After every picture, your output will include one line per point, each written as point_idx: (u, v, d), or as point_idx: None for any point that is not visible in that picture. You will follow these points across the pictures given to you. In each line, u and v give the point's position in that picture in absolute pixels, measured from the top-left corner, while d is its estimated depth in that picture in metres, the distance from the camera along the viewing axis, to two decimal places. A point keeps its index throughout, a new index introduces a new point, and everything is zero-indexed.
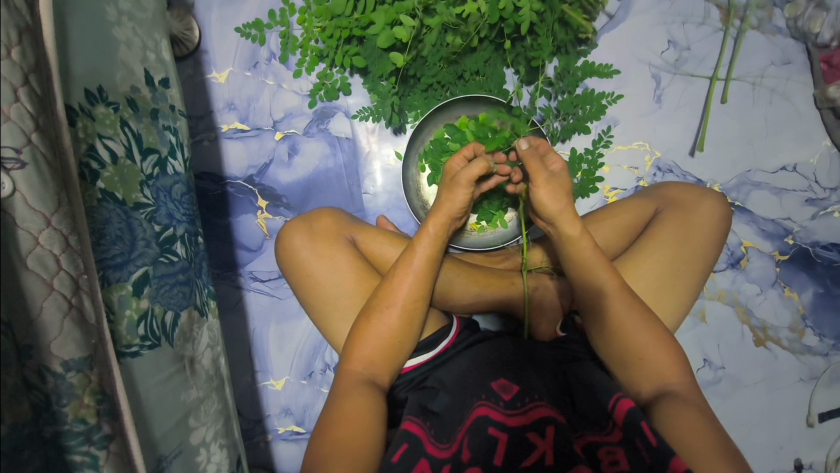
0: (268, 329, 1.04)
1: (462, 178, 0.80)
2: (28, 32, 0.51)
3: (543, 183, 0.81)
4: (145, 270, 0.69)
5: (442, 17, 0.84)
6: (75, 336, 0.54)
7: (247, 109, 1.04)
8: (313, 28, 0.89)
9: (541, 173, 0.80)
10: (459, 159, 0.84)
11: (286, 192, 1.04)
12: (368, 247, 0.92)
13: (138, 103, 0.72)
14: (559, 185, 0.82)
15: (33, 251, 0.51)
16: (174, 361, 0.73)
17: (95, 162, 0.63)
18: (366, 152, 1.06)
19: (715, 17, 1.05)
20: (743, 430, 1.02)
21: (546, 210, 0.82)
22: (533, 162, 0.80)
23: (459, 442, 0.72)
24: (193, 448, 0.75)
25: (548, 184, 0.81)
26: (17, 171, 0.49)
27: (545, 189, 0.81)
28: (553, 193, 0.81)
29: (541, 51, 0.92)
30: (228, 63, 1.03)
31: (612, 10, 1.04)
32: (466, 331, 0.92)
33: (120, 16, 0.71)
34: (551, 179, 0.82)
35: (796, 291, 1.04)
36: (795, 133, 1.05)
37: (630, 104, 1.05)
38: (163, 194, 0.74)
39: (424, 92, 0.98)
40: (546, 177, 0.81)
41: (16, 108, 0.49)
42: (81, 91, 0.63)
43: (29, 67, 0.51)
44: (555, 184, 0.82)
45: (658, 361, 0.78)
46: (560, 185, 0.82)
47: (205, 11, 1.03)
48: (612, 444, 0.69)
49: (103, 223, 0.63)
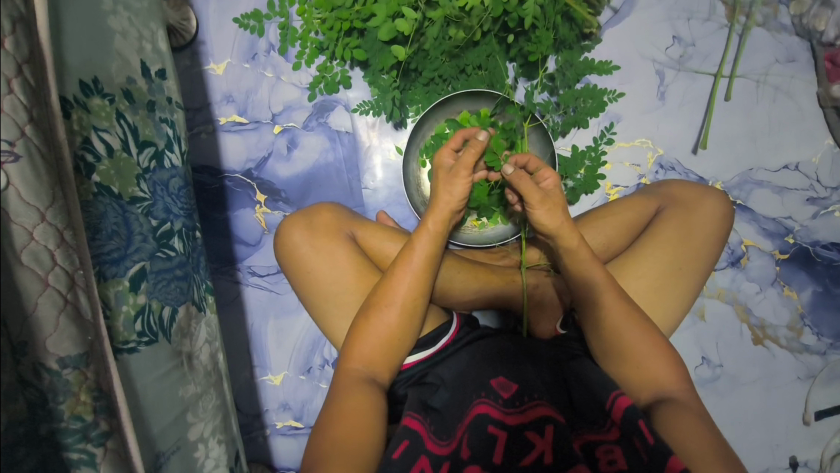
0: (267, 324, 1.04)
1: (462, 167, 0.80)
2: (22, 22, 0.50)
3: (539, 204, 0.80)
4: (142, 265, 0.68)
5: (443, 9, 0.83)
6: (71, 332, 0.53)
7: (245, 101, 1.02)
8: (313, 19, 0.88)
9: (536, 194, 0.79)
10: (447, 152, 0.84)
11: (285, 186, 1.03)
12: (367, 243, 0.92)
13: (135, 95, 0.70)
14: (557, 203, 0.81)
15: (28, 246, 0.50)
16: (172, 358, 0.72)
17: (91, 155, 0.62)
18: (366, 147, 1.04)
19: (720, 13, 1.04)
20: (740, 426, 1.03)
21: (546, 226, 0.81)
22: (525, 184, 0.79)
23: (459, 440, 0.72)
24: (192, 444, 0.75)
25: (544, 204, 0.80)
26: (11, 165, 0.48)
27: (542, 209, 0.80)
28: (551, 211, 0.80)
29: (540, 44, 0.87)
30: (226, 54, 1.01)
31: (616, 5, 1.03)
32: (465, 328, 0.91)
33: (115, 5, 0.69)
34: (546, 198, 0.81)
35: (795, 290, 1.04)
36: (797, 131, 1.05)
37: (633, 101, 1.04)
38: (160, 188, 0.73)
39: (425, 86, 0.96)
40: (541, 196, 0.80)
41: (9, 100, 0.47)
42: (75, 82, 0.62)
43: (23, 58, 0.49)
44: (550, 203, 0.80)
45: (657, 367, 0.79)
46: (556, 203, 0.81)
47: (203, 1, 1.01)
48: (610, 443, 0.69)
49: (99, 218, 0.62)
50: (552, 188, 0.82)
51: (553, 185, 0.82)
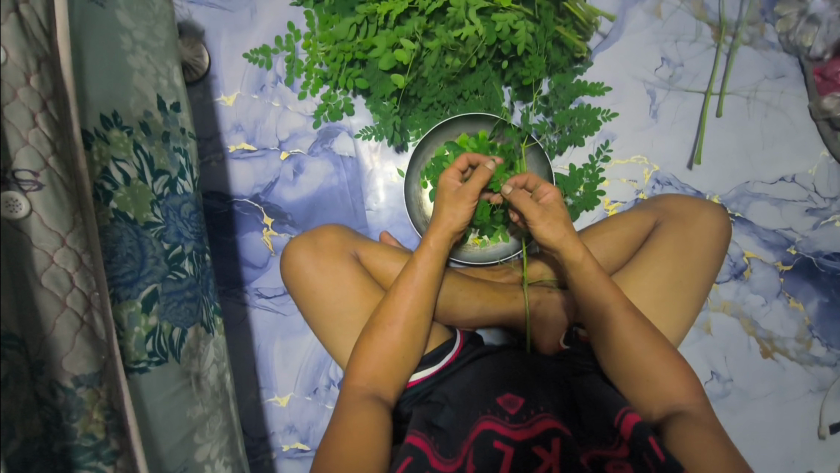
0: (273, 345, 1.05)
1: (468, 191, 0.83)
2: (46, 61, 0.53)
3: (539, 218, 0.82)
4: (154, 287, 0.70)
5: (440, 39, 0.87)
6: (86, 352, 0.55)
7: (254, 130, 1.07)
8: (317, 52, 0.94)
9: (535, 210, 0.82)
10: (453, 174, 0.86)
11: (291, 210, 1.07)
12: (371, 262, 0.94)
13: (151, 127, 0.75)
14: (558, 216, 0.83)
15: (48, 269, 0.52)
16: (180, 377, 0.74)
17: (109, 184, 0.66)
18: (369, 171, 1.08)
19: (707, 34, 1.07)
20: (754, 444, 1.01)
21: (548, 239, 0.83)
22: (524, 202, 0.82)
23: (464, 456, 0.72)
24: (198, 465, 0.76)
25: (544, 219, 0.82)
26: (34, 192, 0.51)
27: (543, 224, 0.82)
28: (553, 225, 0.82)
29: (532, 69, 0.92)
30: (236, 87, 1.07)
31: (605, 30, 1.07)
32: (469, 345, 0.92)
33: (134, 45, 0.74)
34: (545, 212, 0.83)
35: (801, 302, 1.04)
36: (791, 144, 1.07)
37: (627, 119, 1.07)
38: (173, 212, 0.76)
39: (424, 111, 1.01)
40: (541, 212, 0.82)
41: (34, 133, 0.51)
42: (97, 116, 0.66)
43: (48, 94, 0.53)
44: (550, 217, 0.83)
45: (666, 379, 0.78)
46: (556, 216, 0.83)
47: (214, 39, 1.07)
48: (620, 459, 0.69)
49: (115, 242, 0.65)
50: (552, 202, 0.85)
51: (553, 200, 0.85)
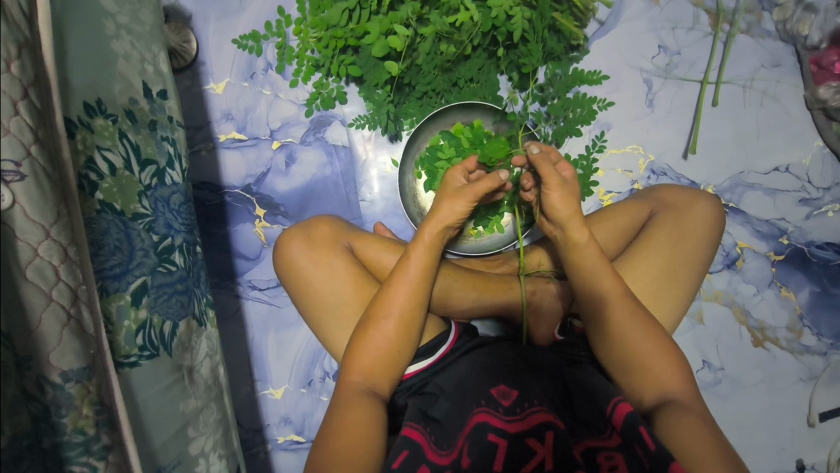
0: (267, 337, 1.05)
1: (472, 189, 0.82)
2: (27, 47, 0.51)
3: (556, 187, 0.81)
4: (143, 280, 0.69)
5: (435, 26, 0.86)
6: (74, 346, 0.53)
7: (244, 119, 1.05)
8: (309, 38, 0.91)
9: (555, 176, 0.81)
10: (460, 171, 0.85)
11: (284, 200, 1.05)
12: (364, 254, 0.93)
13: (137, 115, 0.72)
14: (572, 191, 0.82)
15: (33, 262, 0.51)
16: (173, 371, 0.72)
17: (94, 174, 0.64)
18: (362, 160, 1.07)
19: (705, 22, 1.07)
20: (744, 431, 1.03)
21: (557, 211, 0.82)
22: (545, 166, 0.81)
23: (459, 449, 0.72)
24: (192, 458, 0.75)
25: (561, 188, 0.82)
26: (17, 183, 0.49)
27: (558, 192, 0.82)
28: (567, 197, 0.82)
29: (531, 57, 0.91)
30: (226, 74, 1.05)
31: (602, 17, 1.05)
32: (464, 337, 0.91)
33: (118, 30, 0.71)
34: (564, 184, 0.82)
35: (793, 291, 1.05)
36: (786, 134, 1.07)
37: (622, 110, 1.07)
38: (162, 204, 0.74)
39: (419, 100, 0.99)
40: (559, 180, 0.81)
41: (15, 122, 0.49)
42: (80, 104, 0.64)
43: (29, 81, 0.51)
44: (564, 190, 0.82)
45: (659, 369, 0.78)
46: (572, 191, 0.83)
47: (203, 25, 1.04)
48: (611, 449, 0.69)
49: (101, 234, 0.64)
50: (571, 178, 0.84)
51: (571, 176, 0.85)
